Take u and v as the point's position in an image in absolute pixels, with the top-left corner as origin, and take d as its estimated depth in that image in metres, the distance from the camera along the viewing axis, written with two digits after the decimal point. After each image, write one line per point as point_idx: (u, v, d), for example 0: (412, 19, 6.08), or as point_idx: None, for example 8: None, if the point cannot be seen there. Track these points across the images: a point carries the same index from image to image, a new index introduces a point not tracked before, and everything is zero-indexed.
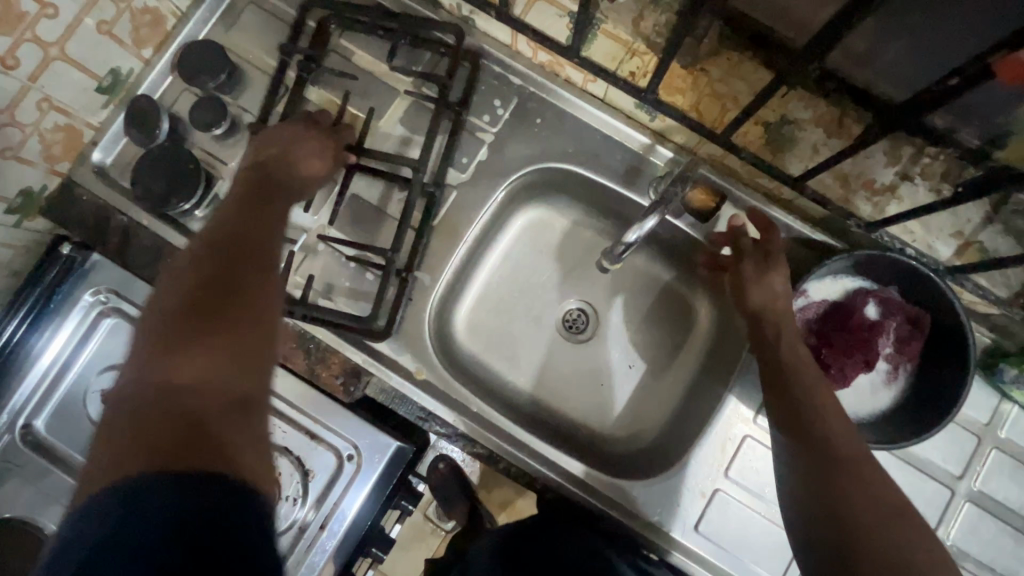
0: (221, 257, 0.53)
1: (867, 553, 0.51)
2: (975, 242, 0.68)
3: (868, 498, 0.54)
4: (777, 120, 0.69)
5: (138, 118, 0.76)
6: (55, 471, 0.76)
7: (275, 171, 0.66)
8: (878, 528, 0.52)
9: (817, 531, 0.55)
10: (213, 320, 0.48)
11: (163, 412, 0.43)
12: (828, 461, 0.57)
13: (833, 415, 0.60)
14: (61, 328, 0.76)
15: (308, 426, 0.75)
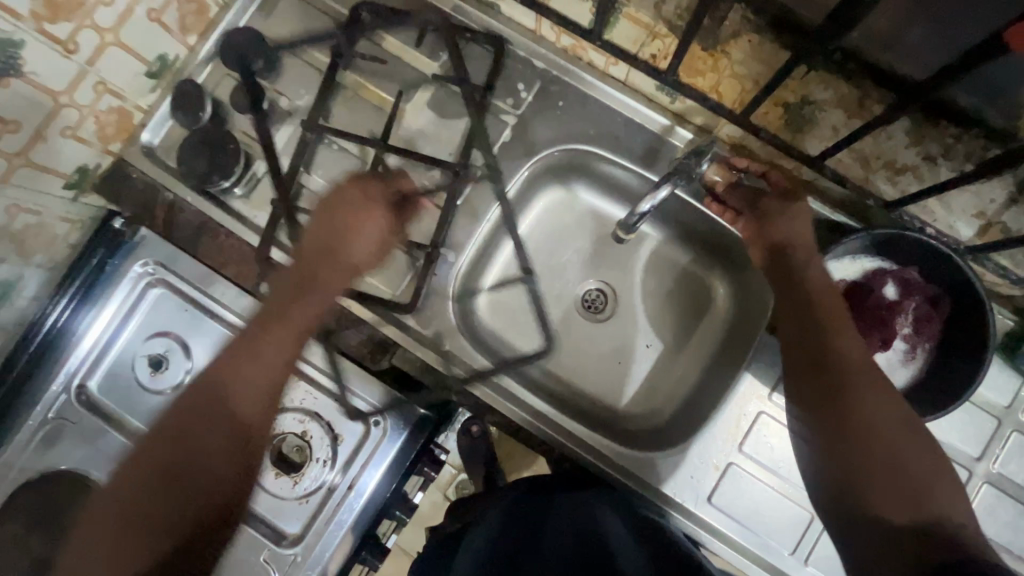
0: (230, 362, 0.61)
1: (872, 462, 0.56)
2: (998, 223, 0.68)
3: (874, 414, 0.59)
4: (797, 101, 0.70)
5: (182, 100, 0.80)
6: (108, 429, 0.82)
7: (321, 256, 0.69)
8: (884, 440, 0.57)
9: (826, 448, 0.60)
10: (208, 430, 0.57)
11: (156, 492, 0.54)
12: (837, 381, 0.62)
13: (841, 341, 0.64)
14: (109, 300, 0.82)
15: (338, 394, 0.80)
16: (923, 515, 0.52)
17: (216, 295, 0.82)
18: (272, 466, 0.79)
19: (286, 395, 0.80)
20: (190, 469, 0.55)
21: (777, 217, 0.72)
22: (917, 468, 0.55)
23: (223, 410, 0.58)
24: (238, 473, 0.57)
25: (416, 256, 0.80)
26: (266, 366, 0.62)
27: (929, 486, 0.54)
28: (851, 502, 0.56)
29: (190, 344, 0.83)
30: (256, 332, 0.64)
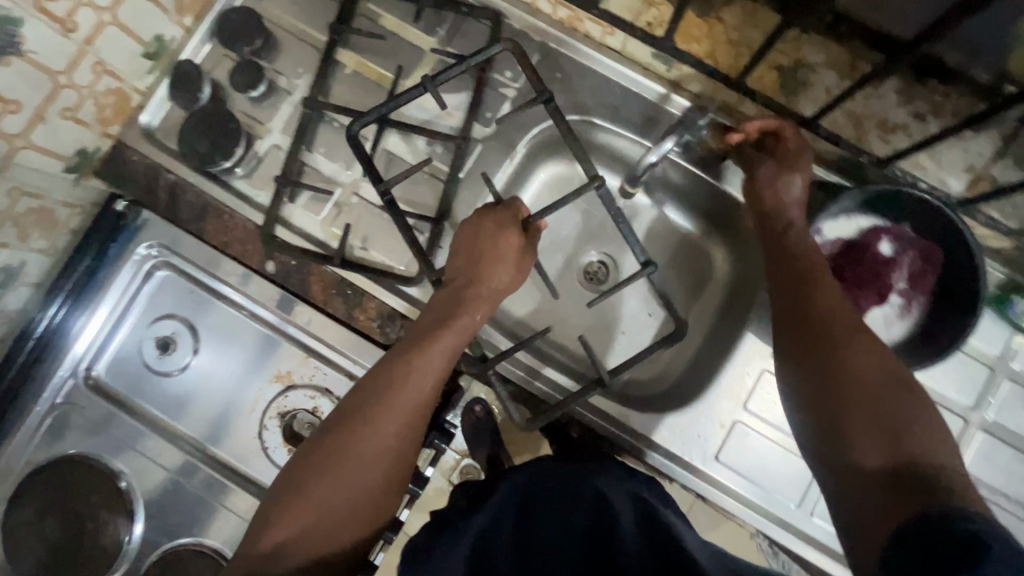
0: (372, 402, 0.62)
1: (857, 410, 0.55)
2: (987, 176, 0.71)
3: (861, 364, 0.57)
4: (791, 64, 0.71)
5: (181, 82, 0.81)
6: (118, 413, 0.82)
7: (462, 297, 0.67)
8: (869, 388, 0.55)
9: (816, 398, 0.58)
10: (350, 470, 0.60)
11: (305, 482, 0.59)
12: (826, 331, 0.60)
13: (829, 296, 0.63)
14: (105, 300, 0.82)
15: (347, 366, 0.82)
16: (907, 461, 0.50)
17: (222, 274, 0.83)
18: (286, 442, 0.81)
19: (296, 372, 0.82)
20: (331, 505, 0.59)
21: (789, 172, 0.70)
22: (906, 414, 0.53)
23: (363, 451, 0.60)
24: (361, 489, 0.60)
25: (421, 229, 0.80)
26: (404, 412, 0.62)
27: (917, 431, 0.52)
28: (839, 454, 0.55)
29: (194, 325, 0.83)
30: (399, 372, 0.63)
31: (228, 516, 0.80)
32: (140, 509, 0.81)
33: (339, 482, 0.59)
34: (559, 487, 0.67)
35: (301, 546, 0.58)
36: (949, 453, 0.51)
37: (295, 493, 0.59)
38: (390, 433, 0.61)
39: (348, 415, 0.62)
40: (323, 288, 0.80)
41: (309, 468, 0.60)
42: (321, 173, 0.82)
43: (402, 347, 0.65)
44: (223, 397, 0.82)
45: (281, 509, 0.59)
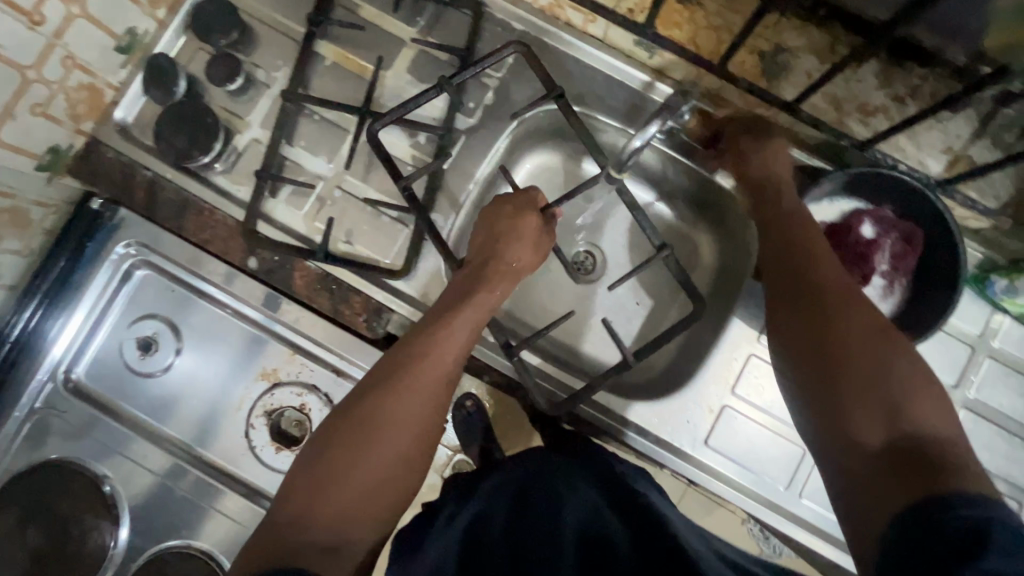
0: (393, 379, 0.62)
1: (855, 382, 0.54)
2: (965, 157, 0.72)
3: (858, 334, 0.55)
4: (772, 49, 0.72)
5: (156, 76, 0.79)
6: (100, 417, 0.80)
7: (481, 278, 0.69)
8: (867, 359, 0.54)
9: (814, 370, 0.57)
10: (373, 448, 0.58)
11: (325, 459, 0.57)
12: (822, 303, 0.59)
13: (824, 268, 0.62)
14: (83, 300, 0.81)
15: (335, 363, 0.81)
16: (908, 433, 0.50)
17: (203, 272, 0.81)
18: (273, 441, 0.80)
19: (282, 369, 0.81)
20: (351, 485, 0.56)
21: (771, 137, 0.73)
22: (906, 384, 0.52)
23: (385, 428, 0.59)
24: (381, 471, 0.58)
25: (405, 222, 0.80)
26: (425, 389, 0.62)
27: (917, 401, 0.52)
28: (835, 430, 0.54)
29: (177, 324, 0.82)
30: (421, 350, 0.64)
31: (217, 518, 0.79)
32: (125, 514, 0.79)
33: (359, 460, 0.57)
34: (538, 484, 0.65)
35: (319, 530, 0.54)
36: (950, 425, 0.51)
37: (315, 473, 0.57)
38: (411, 410, 0.61)
39: (367, 395, 0.61)
40: (307, 283, 0.79)
41: (328, 449, 0.58)
42: (302, 167, 0.81)
43: (420, 327, 0.66)
44: (209, 395, 0.81)
45: (300, 491, 0.56)
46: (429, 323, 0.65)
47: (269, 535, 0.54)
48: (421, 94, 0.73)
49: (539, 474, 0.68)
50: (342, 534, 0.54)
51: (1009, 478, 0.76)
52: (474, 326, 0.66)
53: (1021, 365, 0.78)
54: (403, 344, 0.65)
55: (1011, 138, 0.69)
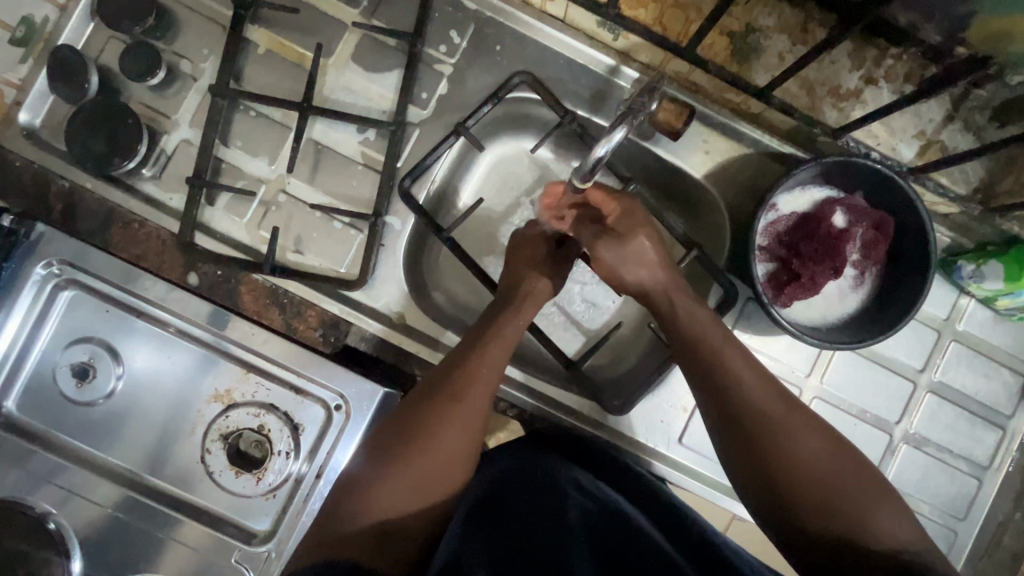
0: (433, 402, 0.60)
1: (803, 500, 0.53)
2: (937, 142, 0.70)
3: (793, 443, 0.55)
4: (742, 29, 0.68)
5: (62, 71, 0.70)
6: (38, 450, 0.74)
7: (513, 302, 0.67)
8: (806, 466, 0.54)
9: (755, 481, 0.56)
10: (417, 469, 0.58)
11: (371, 471, 0.59)
12: (744, 419, 0.57)
13: (750, 370, 0.59)
14: (6, 324, 0.73)
15: (293, 380, 0.75)
16: (850, 533, 0.52)
17: (139, 289, 0.74)
18: (232, 464, 0.76)
19: (236, 390, 0.75)
20: (393, 499, 0.57)
21: (629, 239, 0.64)
22: (848, 496, 0.53)
23: (427, 452, 0.58)
24: (424, 487, 0.58)
25: (360, 227, 0.74)
26: (466, 415, 0.60)
27: (862, 505, 0.53)
28: (793, 541, 0.54)
29: (115, 348, 0.75)
30: (462, 375, 0.62)
31: (178, 547, 0.75)
32: (77, 547, 0.74)
33: (394, 481, 0.58)
34: (532, 474, 0.66)
35: (360, 538, 0.56)
36: (891, 523, 0.52)
37: (359, 486, 0.58)
38: (445, 438, 0.59)
39: (409, 414, 0.61)
40: (256, 299, 0.76)
41: (371, 461, 0.59)
42: (240, 169, 0.74)
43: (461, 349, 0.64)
44: (160, 421, 0.75)
45: (344, 505, 0.58)
46: (469, 343, 0.64)
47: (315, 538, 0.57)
48: (440, 144, 0.72)
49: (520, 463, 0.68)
50: (384, 546, 0.57)
51: (970, 457, 0.78)
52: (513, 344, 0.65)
53: (984, 347, 0.78)
54: (445, 359, 0.64)
55: (982, 120, 0.69)
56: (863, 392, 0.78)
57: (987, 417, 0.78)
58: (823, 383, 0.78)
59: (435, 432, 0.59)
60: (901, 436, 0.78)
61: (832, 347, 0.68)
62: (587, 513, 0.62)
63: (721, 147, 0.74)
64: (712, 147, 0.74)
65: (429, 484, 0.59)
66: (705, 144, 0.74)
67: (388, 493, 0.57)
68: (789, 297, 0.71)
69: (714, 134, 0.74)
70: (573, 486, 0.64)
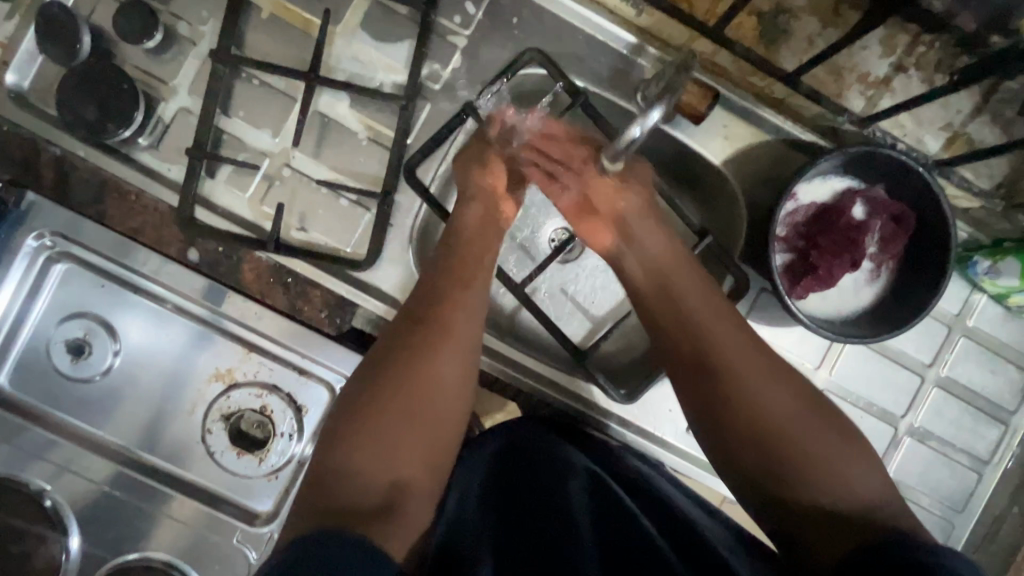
0: (421, 332, 0.60)
1: (774, 447, 0.55)
2: (964, 133, 0.68)
3: (752, 385, 0.57)
4: (772, 10, 0.66)
5: (51, 31, 0.66)
6: (31, 427, 0.72)
7: (457, 237, 0.66)
8: (775, 410, 0.56)
9: (726, 428, 0.57)
10: (413, 401, 0.58)
11: (368, 405, 0.57)
12: (710, 366, 0.59)
13: (716, 320, 0.61)
14: None
15: (297, 361, 0.74)
16: (825, 481, 0.53)
17: (135, 264, 0.71)
18: (234, 445, 0.74)
19: (238, 369, 0.74)
20: (394, 431, 0.56)
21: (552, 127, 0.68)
22: (814, 442, 0.54)
23: (430, 368, 0.59)
24: (425, 421, 0.58)
25: (367, 206, 0.72)
26: (460, 338, 0.61)
27: (818, 441, 0.54)
28: (761, 489, 0.55)
29: (111, 323, 0.72)
30: (442, 306, 0.62)
31: (175, 527, 0.74)
32: (74, 524, 0.72)
33: (391, 413, 0.57)
34: (532, 452, 0.65)
35: (359, 479, 0.54)
36: (859, 467, 0.53)
37: (351, 422, 0.57)
38: (440, 367, 0.59)
39: (401, 342, 0.60)
40: (259, 277, 0.74)
41: (365, 395, 0.58)
42: (242, 142, 0.71)
43: (430, 278, 0.64)
44: (158, 397, 0.73)
45: (336, 443, 0.56)
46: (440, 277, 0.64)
47: (311, 490, 0.54)
48: (449, 123, 0.69)
49: (522, 446, 0.66)
50: (396, 478, 0.55)
51: (972, 452, 0.79)
52: (485, 280, 0.65)
53: (993, 344, 0.78)
54: (421, 288, 0.64)
55: (1011, 114, 0.68)
56: (871, 385, 0.78)
57: (991, 413, 0.79)
58: (832, 375, 0.77)
59: (431, 360, 0.59)
60: (905, 429, 0.78)
61: (845, 341, 0.68)
62: (592, 495, 0.62)
63: (742, 134, 0.72)
64: (734, 134, 0.72)
65: (427, 419, 0.58)
66: (726, 130, 0.72)
67: (389, 427, 0.56)
68: (804, 289, 0.70)
69: (735, 119, 0.72)
70: (572, 466, 0.63)
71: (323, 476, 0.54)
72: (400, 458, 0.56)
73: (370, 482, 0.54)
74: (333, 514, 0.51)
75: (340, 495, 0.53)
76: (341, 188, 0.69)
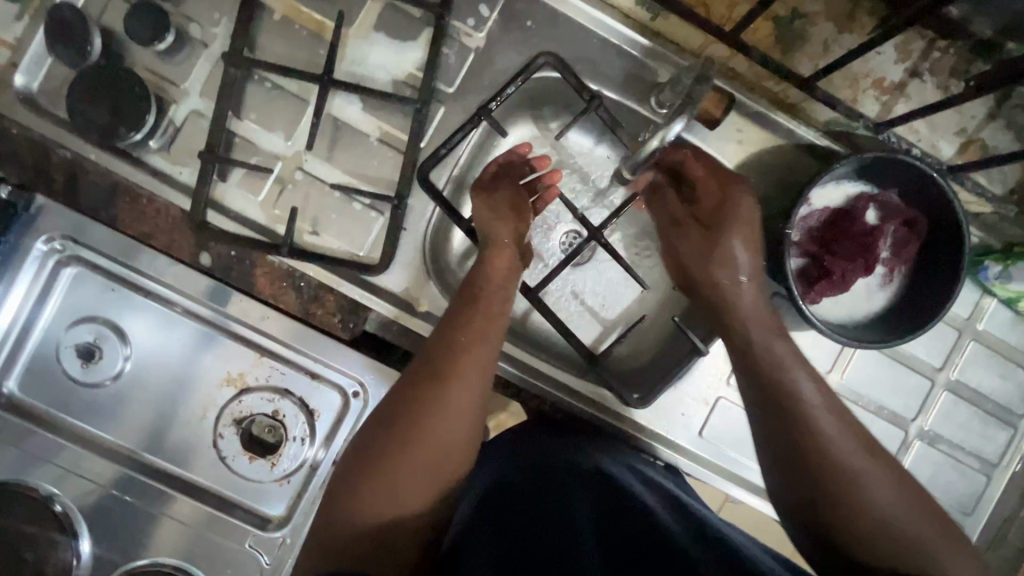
0: (431, 384, 0.58)
1: (841, 508, 0.53)
2: (978, 139, 0.69)
3: (831, 446, 0.55)
4: (788, 14, 0.66)
5: (62, 32, 0.65)
6: (40, 431, 0.72)
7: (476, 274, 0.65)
8: (857, 473, 0.54)
9: (796, 484, 0.56)
10: (424, 455, 0.56)
11: (381, 459, 0.56)
12: (788, 421, 0.56)
13: (801, 374, 0.59)
14: (5, 302, 0.69)
15: (309, 365, 0.73)
16: (890, 546, 0.51)
17: (146, 268, 0.71)
18: (246, 450, 0.74)
19: (250, 374, 0.73)
20: (406, 485, 0.56)
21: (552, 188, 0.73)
22: (888, 509, 0.52)
23: (438, 422, 0.57)
24: (438, 474, 0.57)
25: (381, 210, 0.71)
26: (469, 389, 0.59)
27: (871, 487, 0.53)
28: (826, 545, 0.54)
29: (122, 328, 0.72)
30: (453, 355, 0.60)
31: (186, 532, 0.73)
32: (84, 528, 0.71)
33: (401, 467, 0.56)
34: (538, 454, 0.67)
35: (369, 530, 0.55)
36: (930, 535, 0.52)
37: (371, 465, 0.57)
38: (448, 422, 0.58)
39: (410, 391, 0.59)
40: (271, 281, 0.74)
41: (378, 445, 0.57)
42: (254, 145, 0.70)
43: (453, 317, 0.62)
44: (169, 403, 0.73)
45: (348, 485, 0.57)
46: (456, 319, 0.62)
47: (320, 539, 0.56)
48: (464, 126, 0.69)
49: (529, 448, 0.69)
50: (403, 529, 0.56)
51: (981, 455, 0.79)
52: (497, 323, 0.63)
53: (1003, 347, 0.79)
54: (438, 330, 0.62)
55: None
56: (882, 389, 0.78)
57: (1000, 416, 0.79)
58: (843, 379, 0.77)
59: (438, 415, 0.58)
60: (915, 433, 0.79)
61: (860, 346, 0.68)
62: (596, 495, 0.63)
63: (756, 138, 0.72)
64: (748, 138, 0.72)
65: (437, 472, 0.57)
66: (740, 134, 0.72)
67: (399, 482, 0.56)
68: (819, 294, 0.71)
69: (749, 124, 0.72)
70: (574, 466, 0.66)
71: (335, 527, 0.56)
72: (409, 512, 0.56)
73: (380, 535, 0.55)
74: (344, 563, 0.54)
75: (348, 547, 0.55)
76: (355, 191, 0.68)
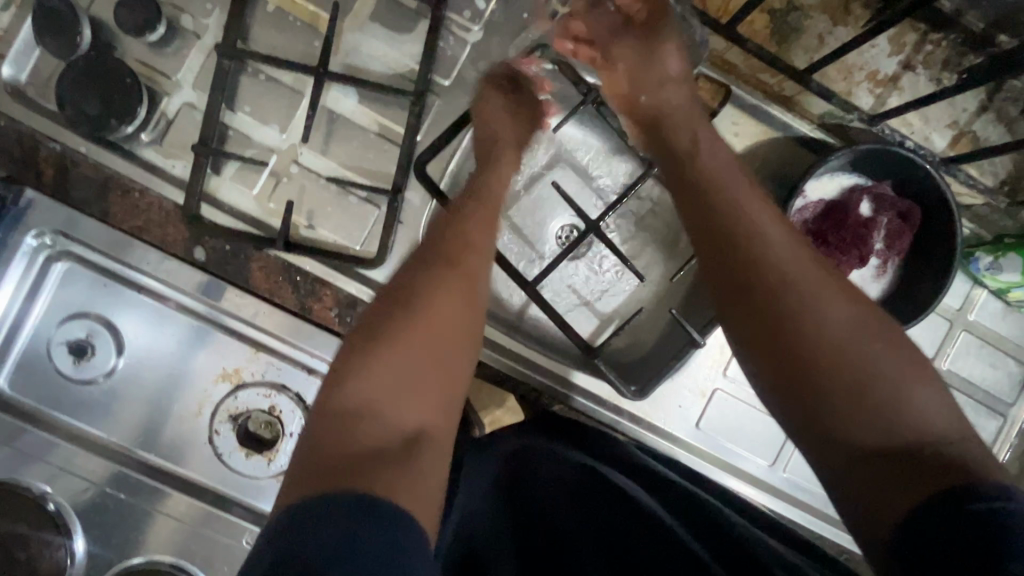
0: (437, 269, 0.55)
1: (828, 372, 0.47)
2: (969, 131, 0.71)
3: (814, 305, 0.49)
4: (783, 8, 0.67)
5: (50, 22, 0.64)
6: (31, 429, 0.70)
7: (481, 186, 0.62)
8: (839, 331, 0.48)
9: (777, 364, 0.50)
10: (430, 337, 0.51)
11: (381, 345, 0.50)
12: (757, 287, 0.51)
13: (771, 239, 0.53)
14: None
15: (306, 360, 0.73)
16: (892, 418, 0.45)
17: (137, 262, 0.70)
18: (242, 445, 0.73)
19: (245, 369, 0.73)
20: (408, 371, 0.49)
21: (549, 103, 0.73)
22: (880, 371, 0.47)
23: (448, 304, 0.53)
24: (443, 364, 0.51)
25: (377, 202, 0.71)
26: (476, 277, 0.56)
27: (861, 346, 0.48)
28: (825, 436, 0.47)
29: (114, 322, 0.71)
30: (460, 242, 0.57)
31: (182, 530, 0.72)
32: (77, 526, 0.70)
33: (402, 349, 0.50)
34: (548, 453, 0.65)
35: (365, 424, 0.47)
36: (927, 396, 0.46)
37: (358, 352, 0.50)
38: (456, 308, 0.53)
39: (415, 278, 0.54)
40: (267, 276, 0.72)
41: (375, 333, 0.51)
42: (247, 137, 0.69)
43: (452, 211, 0.60)
44: (163, 397, 0.72)
45: (339, 372, 0.49)
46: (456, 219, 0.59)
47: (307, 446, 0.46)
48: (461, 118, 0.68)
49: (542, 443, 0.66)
50: (409, 421, 0.48)
51: None
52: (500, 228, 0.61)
53: (993, 337, 0.80)
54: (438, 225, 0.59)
55: (1015, 112, 0.70)
56: None
57: (991, 405, 0.80)
58: None
59: (447, 296, 0.53)
60: None
61: None
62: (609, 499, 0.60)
63: (751, 131, 0.72)
64: (744, 131, 0.72)
65: (445, 361, 0.51)
66: (735, 128, 0.72)
67: (400, 366, 0.49)
68: None
69: (744, 117, 0.72)
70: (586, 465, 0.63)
71: (322, 420, 0.47)
72: (414, 401, 0.49)
73: (379, 424, 0.47)
74: (338, 460, 0.44)
75: (339, 441, 0.45)
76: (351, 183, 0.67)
